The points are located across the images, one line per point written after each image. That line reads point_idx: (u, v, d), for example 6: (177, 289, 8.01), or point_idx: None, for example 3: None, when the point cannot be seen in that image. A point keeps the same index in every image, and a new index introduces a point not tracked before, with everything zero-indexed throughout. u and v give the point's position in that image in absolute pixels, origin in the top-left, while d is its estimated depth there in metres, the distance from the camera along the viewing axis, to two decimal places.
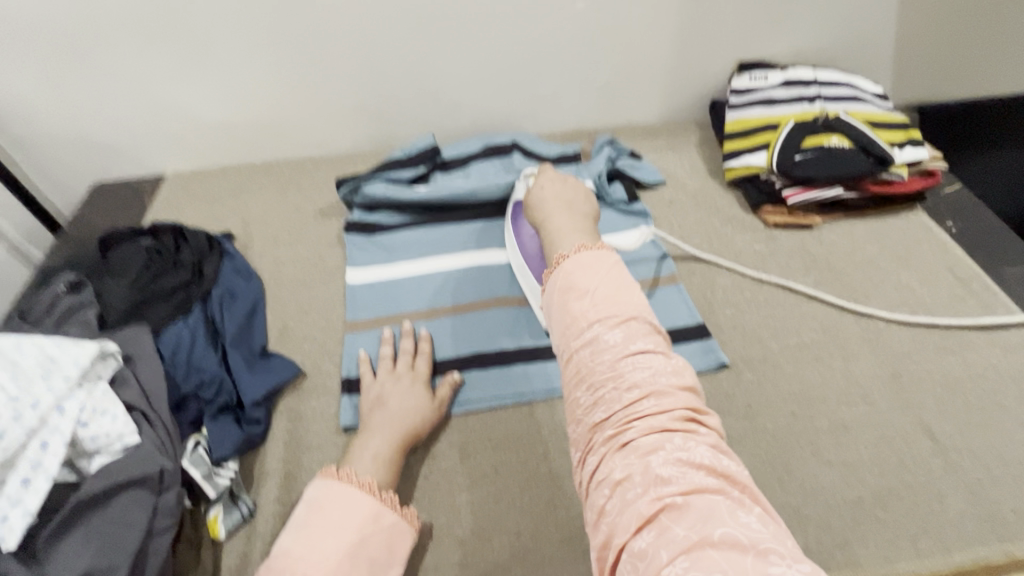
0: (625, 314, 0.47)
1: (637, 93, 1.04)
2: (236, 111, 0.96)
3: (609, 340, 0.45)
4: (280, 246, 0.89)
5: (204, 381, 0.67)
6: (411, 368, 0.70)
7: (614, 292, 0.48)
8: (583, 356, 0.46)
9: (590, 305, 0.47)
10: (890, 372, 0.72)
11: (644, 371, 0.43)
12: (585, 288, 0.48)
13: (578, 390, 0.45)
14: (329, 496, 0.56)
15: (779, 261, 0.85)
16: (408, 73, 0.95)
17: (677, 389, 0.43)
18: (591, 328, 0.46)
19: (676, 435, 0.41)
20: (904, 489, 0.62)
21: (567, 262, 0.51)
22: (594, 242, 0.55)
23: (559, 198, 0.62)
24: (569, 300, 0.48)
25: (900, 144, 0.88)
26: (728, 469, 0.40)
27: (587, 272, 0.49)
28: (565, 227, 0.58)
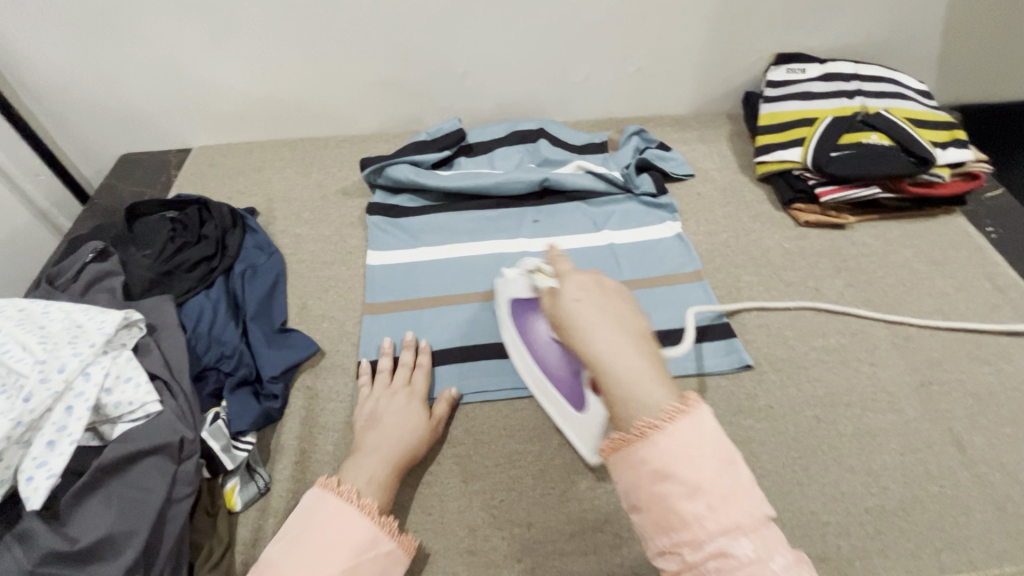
0: (747, 517, 0.37)
1: (669, 83, 1.01)
2: (263, 87, 0.96)
3: (737, 550, 0.37)
4: (303, 224, 0.89)
5: (224, 354, 0.67)
6: (408, 383, 0.67)
7: (720, 471, 0.39)
8: (712, 571, 0.37)
9: (702, 506, 0.38)
10: (919, 379, 0.70)
11: (777, 573, 0.36)
12: (693, 481, 0.38)
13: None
14: (326, 513, 0.51)
15: (809, 261, 0.83)
16: (436, 54, 0.94)
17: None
18: (712, 538, 0.37)
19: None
20: (929, 501, 0.60)
21: (659, 432, 0.40)
22: (673, 389, 0.42)
23: (595, 300, 0.48)
24: (678, 499, 0.38)
25: (943, 145, 0.84)
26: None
27: (686, 448, 0.39)
28: (609, 338, 0.44)
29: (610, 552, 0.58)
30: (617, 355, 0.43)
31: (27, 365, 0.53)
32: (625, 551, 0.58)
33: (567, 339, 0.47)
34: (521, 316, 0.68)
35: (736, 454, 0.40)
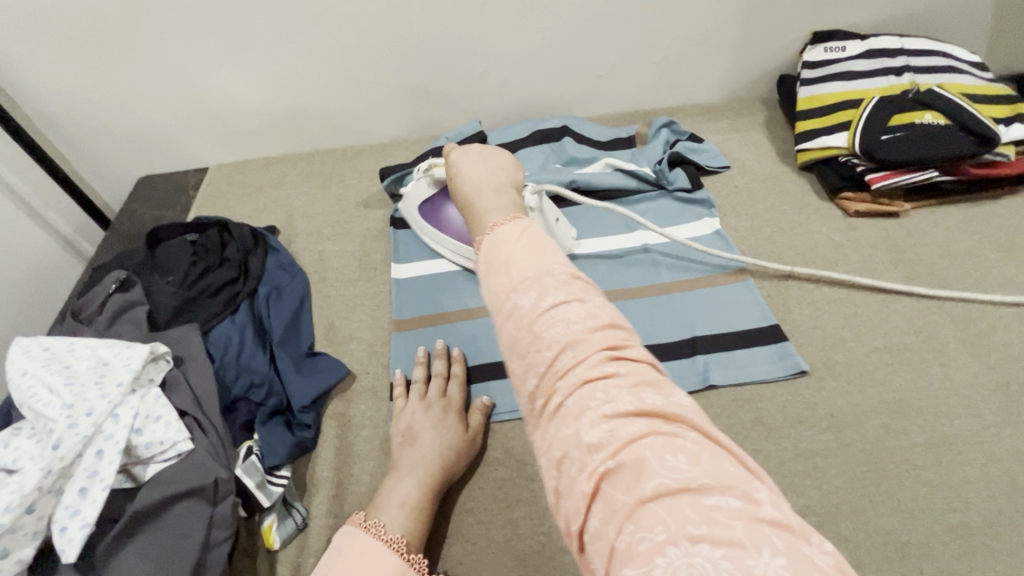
0: (532, 273, 0.36)
1: (699, 70, 0.95)
2: (278, 101, 0.93)
3: (523, 304, 0.35)
4: (325, 239, 0.86)
5: (253, 383, 0.65)
6: (442, 396, 0.64)
7: (526, 249, 0.38)
8: (506, 330, 0.36)
9: (506, 274, 0.37)
10: (997, 380, 0.64)
11: (562, 327, 0.34)
12: (500, 261, 0.38)
13: (510, 362, 0.35)
14: (357, 551, 0.48)
15: (862, 253, 0.77)
16: (454, 56, 0.90)
17: (597, 335, 0.33)
18: (508, 297, 0.36)
19: (582, 363, 0.32)
20: (1021, 516, 0.55)
21: (485, 239, 0.41)
22: (511, 210, 0.44)
23: (483, 170, 0.50)
24: (493, 279, 0.38)
25: (1005, 120, 0.78)
26: (657, 405, 0.31)
27: (504, 238, 0.39)
28: (486, 191, 0.47)
29: None
30: (490, 203, 0.45)
31: (56, 410, 0.51)
32: None
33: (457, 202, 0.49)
34: (432, 215, 0.79)
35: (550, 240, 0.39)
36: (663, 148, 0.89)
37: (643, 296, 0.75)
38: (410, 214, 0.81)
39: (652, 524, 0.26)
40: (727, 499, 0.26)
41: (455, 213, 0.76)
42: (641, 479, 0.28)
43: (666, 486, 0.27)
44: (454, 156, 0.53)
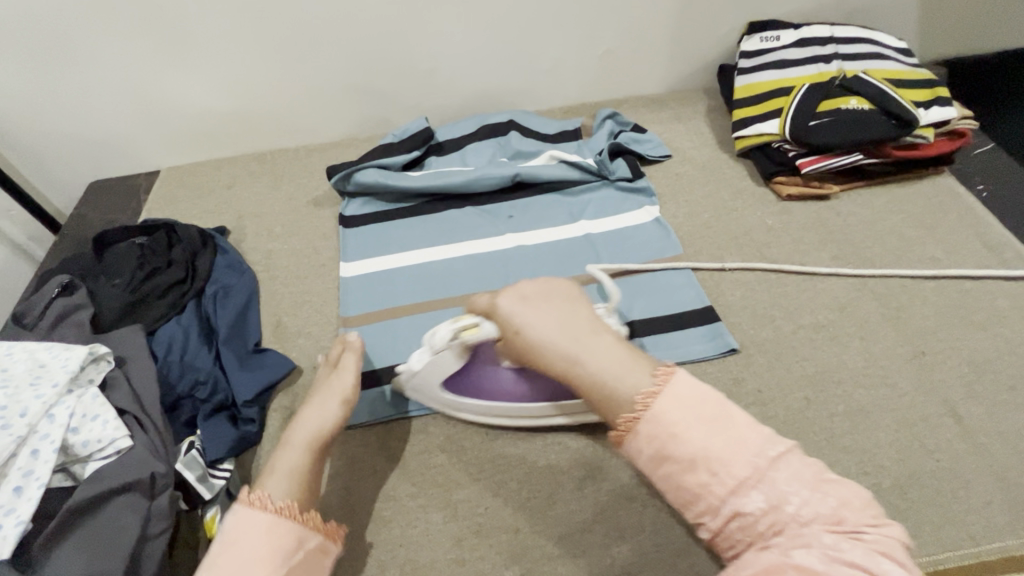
0: (751, 470, 0.43)
1: (641, 62, 0.98)
2: (225, 103, 0.94)
3: (749, 504, 0.42)
4: (275, 239, 0.87)
5: (198, 381, 0.66)
6: (338, 366, 0.65)
7: (707, 425, 0.45)
8: (730, 529, 0.43)
9: (707, 473, 0.44)
10: (913, 351, 0.67)
11: (800, 509, 0.41)
12: (688, 455, 0.44)
13: (687, 515, 0.46)
14: (244, 531, 0.49)
15: (793, 235, 0.80)
16: (398, 54, 0.91)
17: (845, 510, 0.41)
18: (725, 502, 0.43)
19: (821, 533, 0.40)
20: (927, 478, 0.58)
21: (642, 420, 0.46)
22: (625, 364, 0.50)
23: (554, 310, 0.54)
24: (670, 461, 0.45)
25: (925, 104, 0.81)
26: (890, 571, 0.38)
27: (672, 414, 0.45)
28: (574, 352, 0.51)
29: (602, 553, 0.56)
30: (597, 357, 0.51)
31: None
32: (616, 550, 0.56)
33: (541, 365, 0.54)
34: (467, 385, 0.63)
35: (728, 404, 0.46)
36: (606, 139, 0.91)
37: (584, 283, 0.77)
38: (434, 401, 0.65)
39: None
40: None
41: (503, 374, 0.62)
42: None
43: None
44: (504, 305, 0.56)
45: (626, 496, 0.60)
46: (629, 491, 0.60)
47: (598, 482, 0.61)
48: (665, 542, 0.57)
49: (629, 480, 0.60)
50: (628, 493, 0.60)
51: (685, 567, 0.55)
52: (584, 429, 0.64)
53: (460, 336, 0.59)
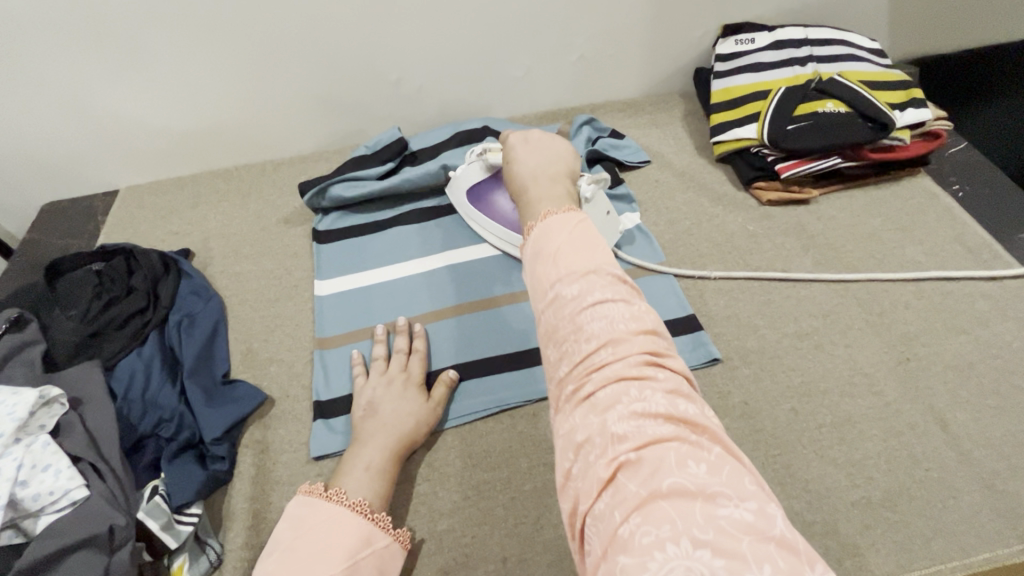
0: (587, 288, 0.39)
1: (616, 67, 0.96)
2: (185, 119, 0.90)
3: (570, 300, 0.39)
4: (243, 260, 0.84)
5: (162, 418, 0.62)
6: (405, 370, 0.66)
7: (579, 244, 0.42)
8: (549, 317, 0.40)
9: (554, 267, 0.41)
10: (897, 357, 0.67)
11: (604, 328, 0.37)
12: (550, 251, 0.42)
13: (547, 349, 0.40)
14: (315, 521, 0.52)
15: (775, 241, 0.80)
16: (366, 64, 0.88)
17: (642, 339, 0.37)
18: (554, 288, 0.40)
19: (629, 385, 0.35)
20: (917, 487, 0.58)
21: (535, 228, 0.45)
22: (564, 203, 0.48)
23: (541, 156, 0.54)
24: (538, 266, 0.42)
25: (901, 105, 0.81)
26: (687, 414, 0.34)
27: (555, 230, 0.43)
28: (529, 184, 0.51)
29: None
30: (542, 191, 0.50)
31: None
32: None
33: (513, 188, 0.53)
34: (483, 198, 0.79)
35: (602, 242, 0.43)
36: (584, 146, 0.89)
37: None
38: (459, 208, 0.82)
39: (660, 520, 0.29)
40: (739, 499, 0.30)
41: (506, 199, 0.77)
42: (652, 454, 0.32)
43: (699, 512, 0.29)
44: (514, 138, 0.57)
45: None
46: None
47: None
48: None
49: None
50: None
51: None
52: None
53: (484, 154, 0.78)
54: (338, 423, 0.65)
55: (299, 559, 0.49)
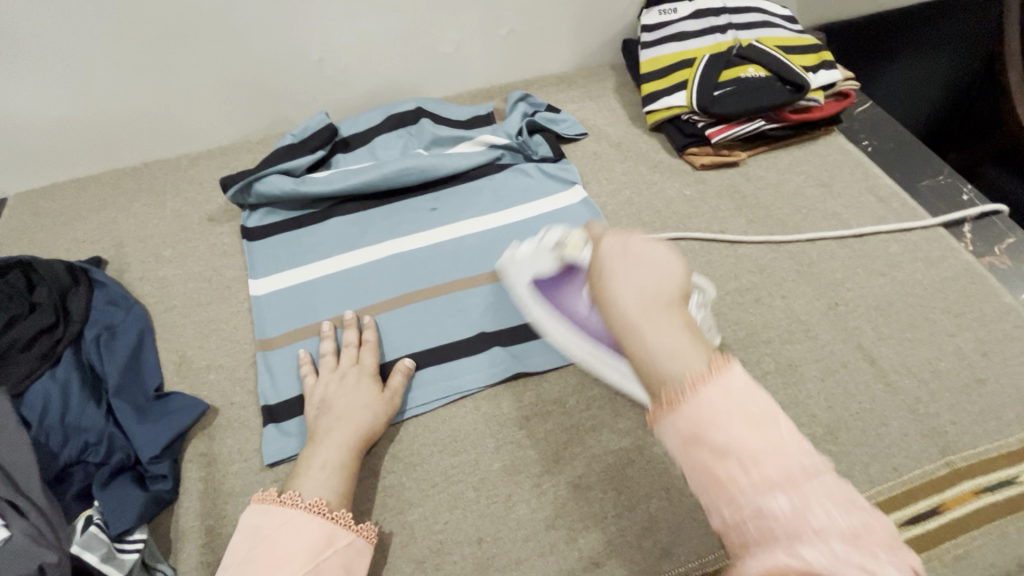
0: (784, 474, 0.35)
1: (547, 41, 0.96)
2: (80, 112, 0.80)
3: (773, 509, 0.35)
4: (165, 263, 0.77)
5: (89, 443, 0.57)
6: (356, 362, 0.64)
7: (750, 426, 0.37)
8: (749, 529, 0.36)
9: (737, 465, 0.36)
10: (827, 303, 0.72)
11: (821, 524, 0.34)
12: (722, 444, 0.37)
13: (723, 524, 0.37)
14: (271, 528, 0.49)
15: (710, 203, 0.83)
16: (283, 46, 0.82)
17: (857, 526, 0.34)
18: (748, 499, 0.36)
19: (835, 543, 0.33)
20: (853, 419, 0.63)
21: (683, 393, 0.39)
22: (698, 352, 0.41)
23: (632, 265, 0.46)
24: (703, 450, 0.37)
25: (813, 68, 0.86)
26: (890, 565, 0.33)
27: (716, 403, 0.38)
28: (635, 312, 0.44)
29: (568, 547, 0.55)
30: (663, 337, 0.42)
31: None
32: (582, 542, 0.55)
33: (604, 310, 0.46)
34: (552, 300, 0.64)
35: (772, 403, 0.39)
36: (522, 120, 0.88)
37: None
38: (522, 299, 0.67)
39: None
40: None
41: (582, 299, 0.61)
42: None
43: None
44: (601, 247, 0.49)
45: (587, 486, 0.59)
46: (588, 480, 0.59)
47: (557, 476, 0.59)
48: (629, 524, 0.56)
49: (587, 468, 0.60)
50: (587, 482, 0.59)
51: (649, 545, 0.55)
52: (535, 424, 0.63)
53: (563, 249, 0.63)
54: (291, 425, 0.62)
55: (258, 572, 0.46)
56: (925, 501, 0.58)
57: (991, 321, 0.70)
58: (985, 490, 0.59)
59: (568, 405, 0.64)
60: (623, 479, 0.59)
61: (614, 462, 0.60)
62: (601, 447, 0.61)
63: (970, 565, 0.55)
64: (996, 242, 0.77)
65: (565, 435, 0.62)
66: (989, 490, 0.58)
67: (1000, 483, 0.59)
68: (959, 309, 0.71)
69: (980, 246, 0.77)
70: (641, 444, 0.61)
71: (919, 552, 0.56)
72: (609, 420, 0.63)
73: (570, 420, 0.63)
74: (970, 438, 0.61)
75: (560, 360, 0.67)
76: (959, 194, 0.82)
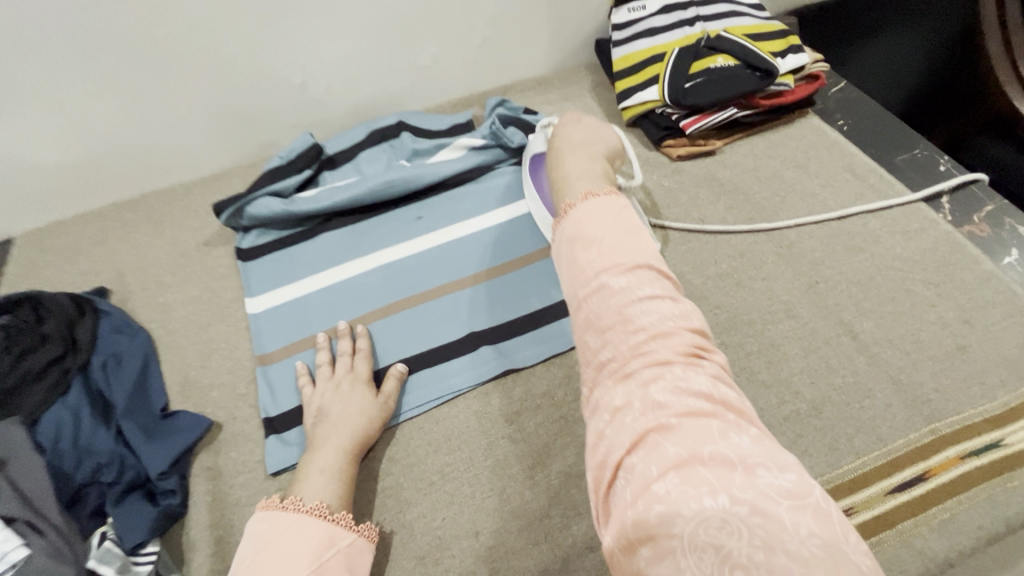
0: (632, 266, 0.43)
1: (521, 47, 0.98)
2: (76, 150, 0.83)
3: (616, 288, 0.42)
4: (165, 289, 0.80)
5: (101, 464, 0.59)
6: (350, 370, 0.66)
7: (621, 237, 0.45)
8: (593, 305, 0.42)
9: (597, 254, 0.44)
10: (807, 282, 0.73)
11: (656, 327, 0.39)
12: (590, 241, 0.45)
13: (586, 336, 0.42)
14: (273, 532, 0.51)
15: (689, 193, 0.84)
16: (264, 72, 0.85)
17: (680, 325, 0.40)
18: (597, 277, 0.43)
19: (675, 367, 0.38)
20: (837, 393, 0.64)
21: (573, 208, 0.49)
22: (601, 185, 0.52)
23: (582, 130, 0.62)
24: (576, 249, 0.46)
25: (781, 53, 0.87)
26: (725, 398, 0.37)
27: (592, 216, 0.47)
28: (567, 152, 0.58)
29: (563, 534, 0.57)
30: (573, 167, 0.55)
31: None
32: (577, 529, 0.57)
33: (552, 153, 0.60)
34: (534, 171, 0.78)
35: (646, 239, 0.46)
36: (492, 117, 0.89)
37: (502, 272, 0.76)
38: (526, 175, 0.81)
39: (699, 482, 0.32)
40: (776, 471, 0.32)
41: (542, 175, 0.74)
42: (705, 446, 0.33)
43: (739, 479, 0.32)
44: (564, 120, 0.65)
45: (578, 475, 0.60)
46: (580, 469, 0.61)
47: (549, 466, 0.61)
48: None
49: (578, 458, 0.61)
50: (579, 471, 0.60)
51: None
52: (526, 418, 0.64)
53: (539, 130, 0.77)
54: (292, 434, 0.64)
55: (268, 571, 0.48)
56: (913, 470, 0.59)
57: (972, 288, 0.71)
58: (971, 455, 0.60)
59: (558, 397, 0.66)
60: None
61: None
62: None
63: (959, 529, 0.56)
64: (975, 210, 0.78)
65: (555, 427, 0.64)
66: (974, 454, 0.60)
67: (986, 446, 0.60)
68: (940, 278, 0.72)
69: (958, 215, 0.78)
70: None
71: (908, 519, 0.57)
72: None
73: (560, 413, 0.65)
74: (955, 404, 0.62)
75: (546, 355, 0.69)
76: (936, 166, 0.83)
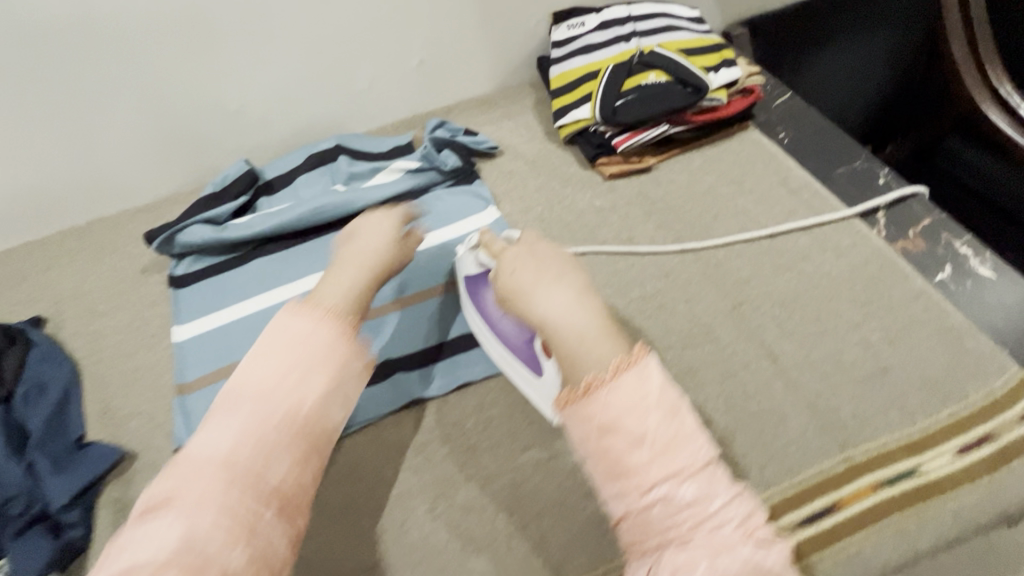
0: (689, 464, 0.42)
1: (461, 67, 0.98)
2: (16, 182, 0.85)
3: (682, 497, 0.41)
4: (98, 317, 0.81)
5: (8, 497, 0.60)
6: None
7: (666, 421, 0.42)
8: (656, 514, 0.41)
9: (649, 456, 0.41)
10: (731, 303, 0.71)
11: (719, 510, 0.41)
12: (636, 434, 0.42)
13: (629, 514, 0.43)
14: (299, 328, 0.50)
15: (620, 212, 0.83)
16: (199, 100, 0.87)
17: (749, 513, 0.42)
18: (655, 488, 0.41)
19: (741, 545, 0.41)
20: (751, 419, 0.62)
21: (599, 390, 0.43)
22: (617, 339, 0.46)
23: (540, 259, 0.53)
24: (609, 443, 0.42)
25: (715, 67, 0.86)
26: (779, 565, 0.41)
27: (628, 396, 0.42)
28: (540, 286, 0.50)
29: (458, 569, 0.56)
30: (568, 320, 0.47)
31: None
32: (472, 563, 0.56)
33: (511, 297, 0.51)
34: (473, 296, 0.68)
35: (678, 398, 0.44)
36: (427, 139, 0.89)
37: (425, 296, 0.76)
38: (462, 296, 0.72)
39: None
40: None
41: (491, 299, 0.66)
42: None
43: None
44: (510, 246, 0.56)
45: (479, 507, 0.60)
46: (482, 501, 0.60)
47: (452, 498, 0.60)
48: (519, 542, 0.57)
49: (481, 489, 0.61)
50: (480, 503, 0.60)
51: (538, 562, 0.56)
52: (434, 448, 0.64)
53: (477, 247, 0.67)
54: None
55: (285, 366, 0.48)
56: (824, 500, 0.57)
57: (901, 307, 0.68)
58: (885, 484, 0.58)
59: (468, 426, 0.65)
60: (516, 497, 0.60)
61: (509, 482, 0.61)
62: (496, 467, 0.62)
63: (863, 564, 0.54)
64: (911, 225, 0.76)
65: (462, 457, 0.63)
66: (888, 482, 0.58)
67: (901, 475, 0.58)
68: (867, 297, 0.70)
69: (893, 231, 0.75)
70: (536, 461, 0.62)
71: (814, 553, 0.55)
72: (506, 439, 0.64)
73: (468, 442, 0.64)
74: (871, 431, 0.60)
75: (460, 382, 0.68)
76: (874, 179, 0.80)
